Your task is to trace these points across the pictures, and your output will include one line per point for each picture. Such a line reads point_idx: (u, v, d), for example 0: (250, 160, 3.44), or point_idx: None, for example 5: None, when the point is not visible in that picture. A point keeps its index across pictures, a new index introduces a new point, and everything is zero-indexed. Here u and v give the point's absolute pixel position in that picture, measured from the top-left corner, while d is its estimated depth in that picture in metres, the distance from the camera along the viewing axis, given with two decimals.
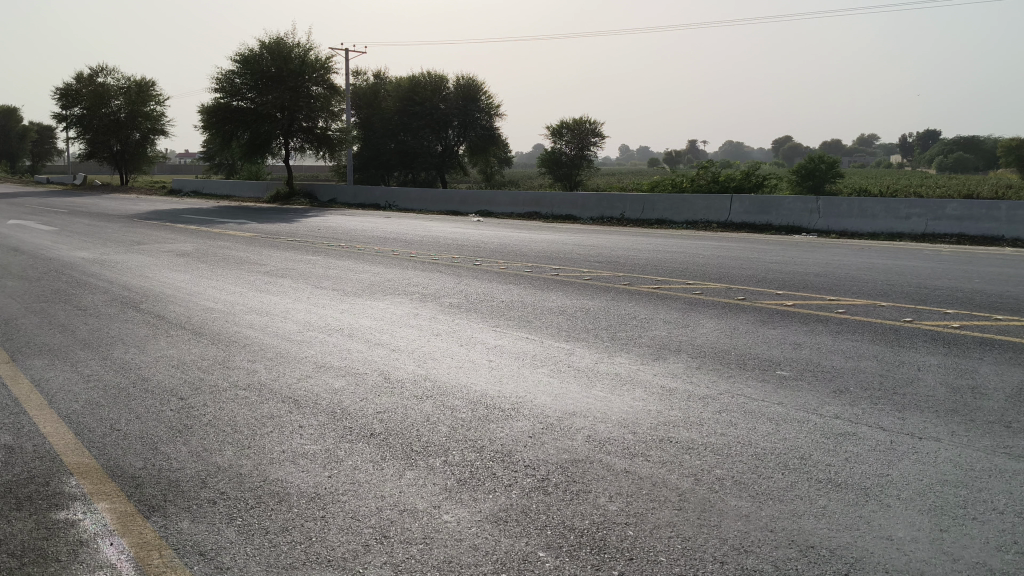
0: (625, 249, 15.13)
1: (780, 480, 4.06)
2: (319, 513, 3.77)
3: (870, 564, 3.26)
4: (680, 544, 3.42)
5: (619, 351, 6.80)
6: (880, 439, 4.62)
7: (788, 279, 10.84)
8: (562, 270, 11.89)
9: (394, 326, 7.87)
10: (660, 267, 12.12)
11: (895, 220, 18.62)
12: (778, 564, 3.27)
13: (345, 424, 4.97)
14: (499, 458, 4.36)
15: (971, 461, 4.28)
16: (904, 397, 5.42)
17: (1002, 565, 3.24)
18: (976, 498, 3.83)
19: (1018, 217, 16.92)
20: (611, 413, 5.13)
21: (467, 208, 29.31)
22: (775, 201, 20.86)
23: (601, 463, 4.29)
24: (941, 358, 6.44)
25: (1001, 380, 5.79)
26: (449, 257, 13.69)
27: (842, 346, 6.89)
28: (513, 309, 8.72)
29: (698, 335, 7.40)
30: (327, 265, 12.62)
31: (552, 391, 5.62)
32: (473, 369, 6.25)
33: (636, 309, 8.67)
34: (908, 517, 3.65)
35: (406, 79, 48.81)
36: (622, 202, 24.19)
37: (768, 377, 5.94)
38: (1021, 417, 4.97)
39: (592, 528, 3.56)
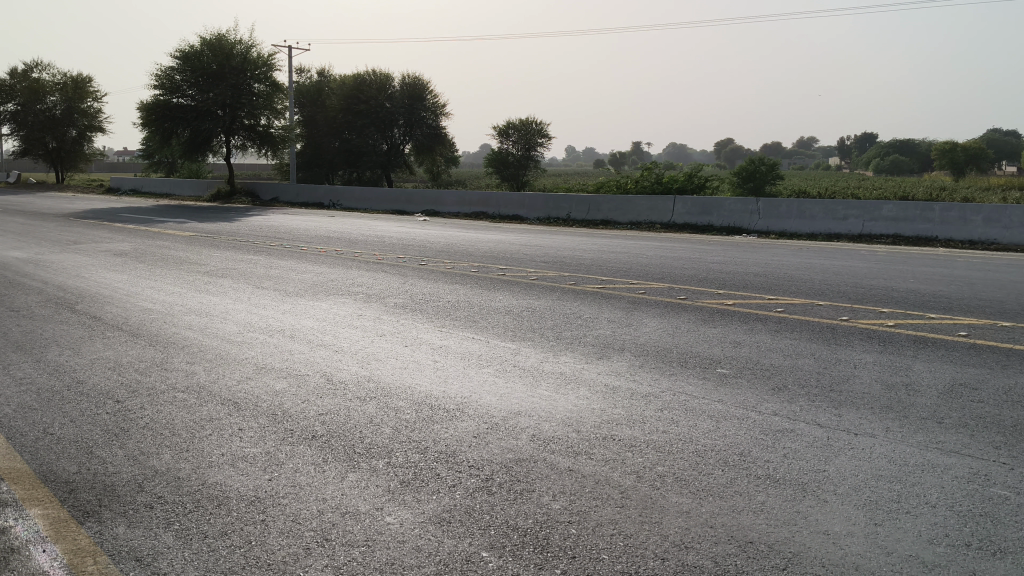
0: (570, 249, 15.19)
1: (720, 476, 4.12)
2: (259, 516, 3.71)
3: (808, 559, 3.31)
4: (622, 542, 3.44)
5: (563, 350, 6.81)
6: (818, 435, 4.71)
7: (729, 278, 11.01)
8: (508, 270, 11.89)
9: (337, 326, 7.82)
10: (605, 267, 12.21)
11: (832, 221, 19.04)
12: (718, 560, 3.31)
13: (287, 425, 4.91)
14: (443, 459, 4.34)
15: (904, 456, 4.39)
16: (840, 394, 5.54)
17: (934, 557, 3.32)
18: (910, 492, 3.93)
19: (951, 218, 17.42)
20: (555, 412, 5.13)
21: (412, 207, 29.18)
22: (716, 202, 21.14)
23: (545, 462, 4.29)
24: (877, 356, 6.59)
25: (933, 377, 5.94)
26: (395, 257, 13.62)
27: (781, 344, 7.01)
28: (458, 309, 8.70)
29: (641, 333, 7.47)
30: (269, 265, 12.46)
31: (497, 390, 5.61)
32: (417, 369, 6.22)
33: (580, 308, 8.72)
34: (844, 512, 3.72)
35: (351, 77, 48.31)
36: (567, 203, 24.28)
37: (710, 375, 6.02)
38: (952, 413, 5.11)
39: (535, 527, 3.56)
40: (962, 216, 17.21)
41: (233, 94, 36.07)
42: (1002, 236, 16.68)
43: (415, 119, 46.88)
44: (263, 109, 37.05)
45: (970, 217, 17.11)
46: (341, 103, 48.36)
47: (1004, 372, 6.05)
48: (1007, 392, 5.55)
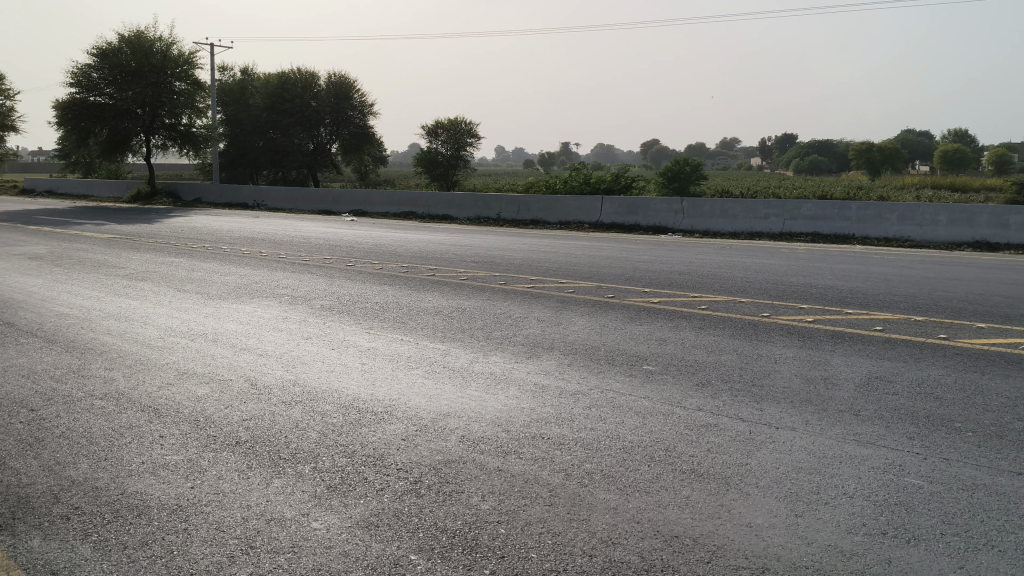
0: (500, 248, 15.19)
1: (646, 472, 4.18)
2: (181, 525, 3.63)
3: (732, 551, 3.38)
4: (550, 540, 3.46)
5: (493, 350, 6.82)
6: (740, 430, 4.81)
7: (655, 276, 11.18)
8: (438, 270, 11.87)
9: (261, 329, 7.69)
10: (534, 267, 12.26)
11: (754, 220, 19.44)
12: (645, 555, 3.35)
13: (210, 432, 4.81)
14: (370, 463, 4.30)
15: (823, 449, 4.50)
16: (761, 389, 5.66)
17: (852, 547, 3.42)
18: (828, 483, 4.04)
19: (867, 216, 17.97)
20: (485, 412, 5.14)
21: (339, 207, 28.88)
22: (643, 202, 21.41)
23: (474, 463, 4.29)
24: (796, 351, 6.75)
25: (850, 370, 6.12)
26: (322, 258, 13.46)
27: (705, 340, 7.15)
28: (386, 310, 8.63)
29: (570, 332, 7.53)
30: (191, 267, 12.20)
31: (426, 392, 5.59)
32: (344, 372, 6.16)
33: (509, 308, 8.74)
34: (766, 504, 3.81)
35: (275, 75, 47.46)
36: (497, 202, 24.28)
37: (637, 372, 6.09)
38: (869, 406, 5.28)
39: (464, 529, 3.55)
40: (878, 214, 17.82)
41: (153, 92, 35.17)
42: (915, 234, 17.33)
43: (341, 118, 46.27)
44: (184, 108, 36.16)
45: (885, 215, 17.73)
46: (266, 102, 47.51)
47: (916, 364, 6.28)
48: (920, 383, 5.76)
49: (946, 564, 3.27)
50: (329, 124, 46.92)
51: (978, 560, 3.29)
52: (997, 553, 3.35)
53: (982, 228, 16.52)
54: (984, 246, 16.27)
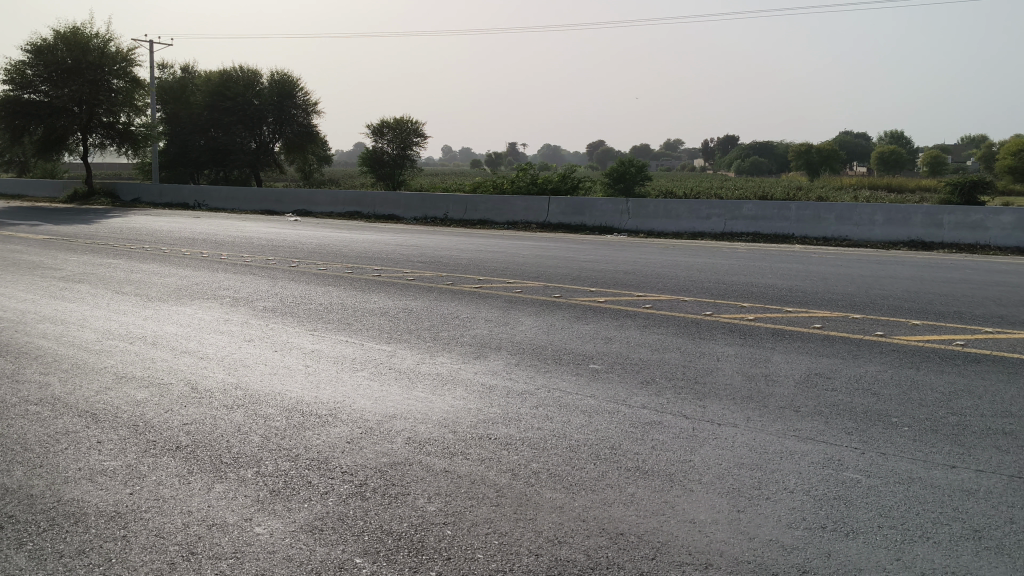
0: (446, 248, 15.15)
1: (593, 470, 4.20)
2: (119, 532, 3.55)
3: (676, 548, 3.41)
4: (496, 540, 3.46)
5: (440, 351, 6.81)
6: (684, 426, 4.87)
7: (600, 276, 11.25)
8: (384, 271, 11.79)
9: (202, 331, 7.56)
10: (481, 267, 12.26)
11: (697, 220, 19.69)
12: (590, 554, 3.36)
13: (149, 437, 4.71)
14: (315, 466, 4.26)
15: (765, 444, 4.59)
16: (704, 386, 5.73)
17: (793, 541, 3.48)
18: (769, 479, 4.11)
19: (806, 216, 18.33)
20: (431, 413, 5.13)
21: (283, 207, 28.53)
22: (589, 202, 21.54)
23: (420, 465, 4.27)
24: (737, 349, 6.86)
25: (790, 367, 6.23)
26: (265, 258, 13.29)
27: (649, 338, 7.22)
28: (331, 311, 8.56)
29: (517, 331, 7.54)
30: (130, 268, 11.94)
31: (371, 394, 5.54)
32: (288, 374, 6.08)
33: (456, 308, 8.73)
34: (709, 500, 3.86)
35: (216, 73, 46.72)
36: (443, 202, 24.22)
37: (582, 371, 6.13)
38: (809, 401, 5.38)
39: (410, 531, 3.54)
40: (817, 214, 18.19)
41: (90, 90, 34.33)
42: (853, 234, 17.72)
43: (285, 116, 45.72)
44: (123, 106, 35.40)
45: (824, 215, 18.11)
46: (207, 100, 46.70)
47: (853, 361, 6.42)
48: (858, 379, 5.90)
49: (882, 555, 3.35)
50: (272, 122, 46.33)
51: (913, 551, 3.38)
52: (932, 545, 3.43)
53: (916, 227, 16.97)
54: (918, 245, 16.71)
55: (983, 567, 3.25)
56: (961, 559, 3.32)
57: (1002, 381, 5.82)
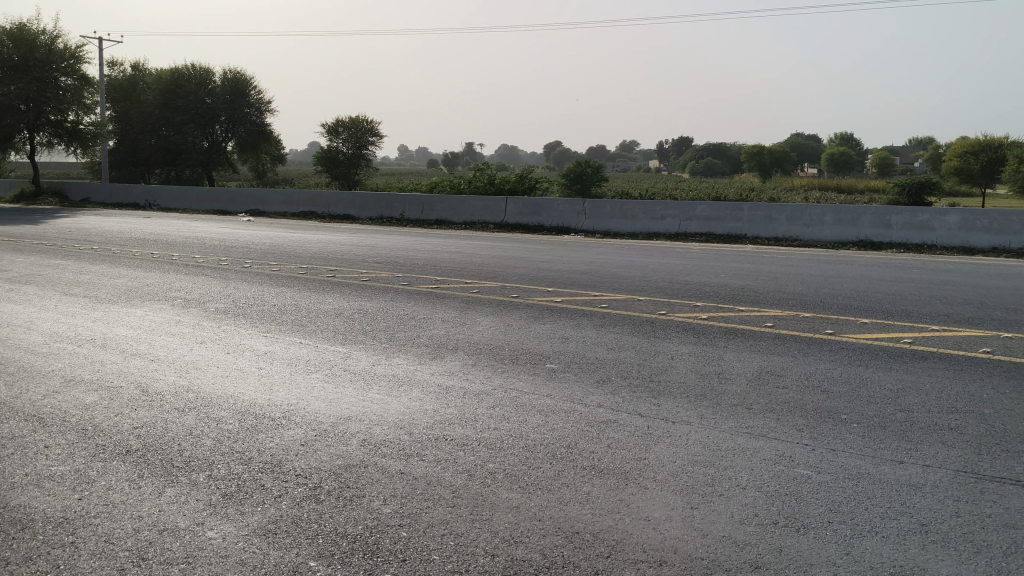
0: (402, 248, 15.09)
1: (548, 469, 4.22)
2: (67, 538, 3.48)
3: (630, 546, 3.44)
4: (452, 542, 3.46)
5: (396, 352, 6.78)
6: (639, 425, 4.91)
7: (557, 276, 11.29)
8: (339, 272, 11.72)
9: (153, 333, 7.44)
10: (437, 267, 12.23)
11: (652, 220, 19.88)
12: (546, 553, 3.38)
13: (98, 441, 4.63)
14: (268, 469, 4.22)
15: (718, 442, 4.64)
16: (659, 384, 5.78)
17: (745, 537, 3.53)
18: (723, 476, 4.16)
19: (757, 217, 18.58)
20: (387, 414, 5.11)
21: (236, 207, 28.20)
22: (545, 203, 21.58)
23: (375, 466, 4.25)
24: (691, 347, 6.93)
25: (742, 365, 6.31)
26: (218, 259, 13.11)
27: (605, 338, 7.27)
28: (284, 312, 8.48)
29: (474, 332, 7.53)
30: (78, 270, 11.70)
31: (326, 396, 5.50)
32: (240, 377, 6.01)
33: (412, 309, 8.70)
34: (663, 498, 3.89)
35: (167, 72, 45.93)
36: (399, 202, 24.13)
37: (539, 370, 6.16)
38: (760, 399, 5.46)
39: (364, 533, 3.52)
40: (768, 215, 18.44)
41: (38, 88, 33.59)
42: (804, 234, 18.00)
43: (238, 116, 45.20)
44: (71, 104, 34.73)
45: (775, 216, 18.37)
46: (159, 99, 45.84)
47: (804, 359, 6.52)
48: (808, 376, 6.00)
49: (832, 550, 3.41)
50: (225, 121, 45.77)
51: (863, 546, 3.44)
52: (881, 539, 3.51)
53: (865, 227, 17.29)
54: (868, 244, 17.03)
55: (931, 560, 3.32)
56: (910, 552, 3.40)
57: (948, 377, 5.96)
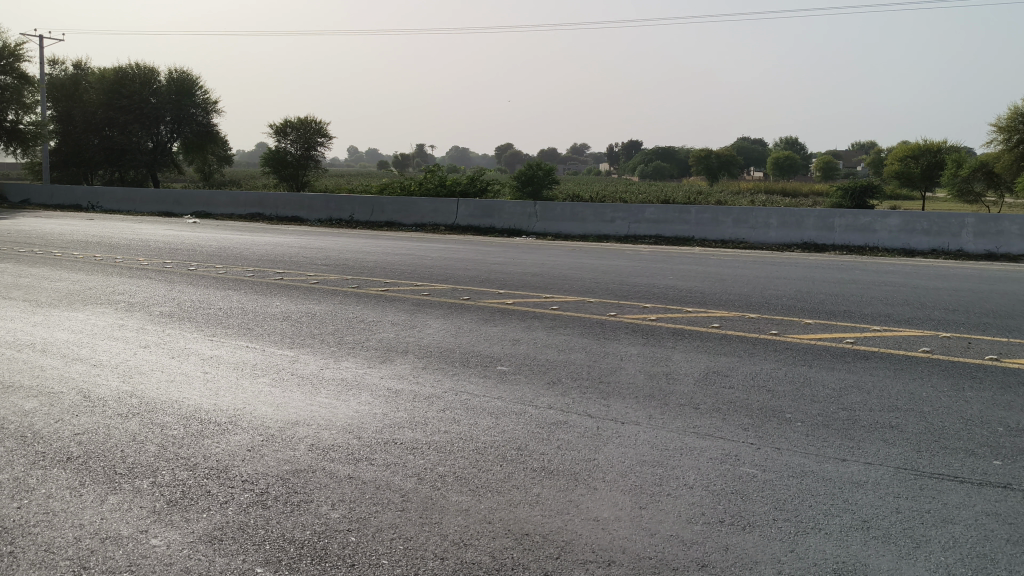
0: (352, 251, 14.98)
1: (498, 472, 4.23)
2: (6, 548, 3.40)
3: (580, 546, 3.46)
4: (401, 545, 3.44)
5: (345, 355, 6.73)
6: (589, 426, 4.94)
7: (508, 278, 11.31)
8: (287, 274, 11.59)
9: (96, 338, 7.29)
10: (387, 270, 12.16)
11: (602, 223, 20.03)
12: (496, 555, 3.38)
13: (38, 449, 4.52)
14: (214, 475, 4.16)
15: (665, 442, 4.69)
16: (608, 385, 5.83)
17: (692, 536, 3.57)
18: (670, 475, 4.21)
19: (705, 219, 18.83)
20: (335, 419, 5.06)
21: (181, 208, 27.77)
22: (496, 205, 21.58)
23: (323, 471, 4.21)
24: (640, 348, 7.00)
25: (690, 366, 6.37)
26: (163, 262, 12.89)
27: (555, 340, 7.29)
28: (231, 316, 8.36)
29: (424, 335, 7.52)
30: (17, 273, 11.39)
31: (273, 401, 5.44)
32: (185, 382, 5.91)
33: (362, 312, 8.64)
34: (613, 499, 3.92)
35: (109, 71, 44.75)
36: (349, 204, 23.98)
37: (490, 373, 6.15)
38: (707, 399, 5.53)
39: (312, 539, 3.49)
40: (715, 218, 18.67)
41: None
42: (750, 236, 18.26)
43: (185, 116, 45.08)
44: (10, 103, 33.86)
45: (721, 219, 18.61)
46: (101, 100, 44.34)
47: (750, 359, 6.62)
48: (753, 376, 6.09)
49: (777, 548, 3.47)
50: (171, 121, 45.20)
51: (806, 542, 3.51)
52: (824, 536, 3.58)
53: (809, 230, 17.60)
54: (812, 247, 17.34)
55: (872, 556, 3.40)
56: (852, 548, 3.47)
57: (889, 377, 6.09)
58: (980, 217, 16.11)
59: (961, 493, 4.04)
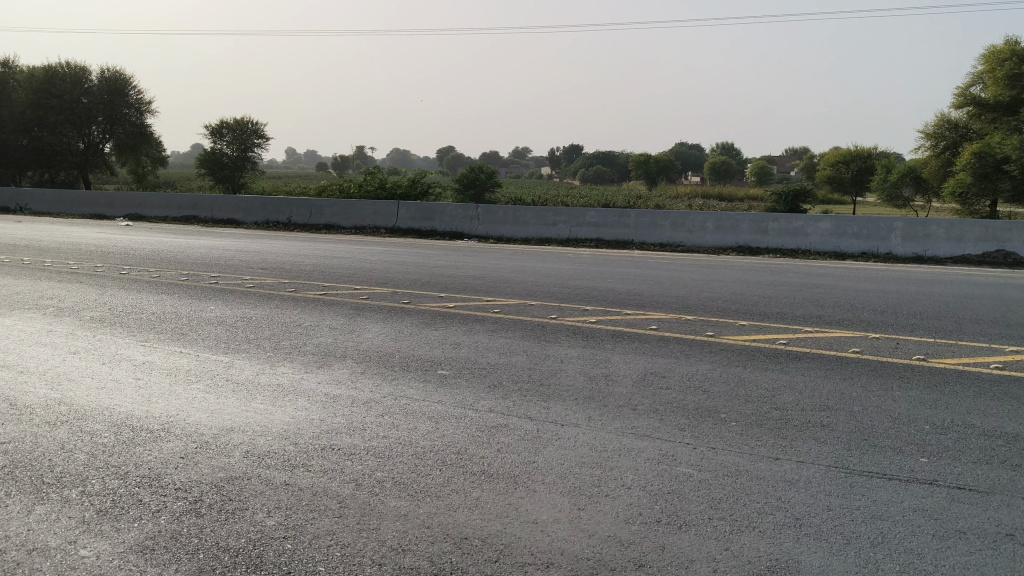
0: (290, 254, 14.78)
1: (437, 476, 4.22)
2: None
3: (518, 549, 3.48)
4: (338, 552, 3.42)
5: (281, 361, 6.64)
6: (529, 428, 4.96)
7: (449, 281, 11.31)
8: (222, 278, 11.40)
9: (22, 344, 7.07)
10: (326, 273, 12.04)
11: (543, 226, 20.13)
12: (434, 560, 3.38)
13: None
14: (146, 484, 4.07)
15: (604, 443, 4.73)
16: (547, 388, 5.87)
17: (629, 535, 3.62)
18: (608, 476, 4.25)
19: (644, 223, 19.04)
20: (271, 425, 5.00)
21: (113, 211, 27.13)
22: (437, 208, 21.51)
23: (258, 478, 4.16)
24: (580, 350, 7.06)
25: (628, 368, 6.45)
26: (94, 266, 12.56)
27: (496, 343, 7.30)
28: (164, 321, 8.20)
29: (363, 339, 7.46)
30: None
31: (208, 407, 5.35)
32: (116, 388, 5.77)
33: (300, 316, 8.54)
34: (551, 500, 3.95)
35: (38, 69, 42.81)
36: (287, 207, 23.71)
37: (430, 377, 6.13)
38: (646, 400, 5.60)
39: (248, 547, 3.44)
40: (653, 221, 18.90)
41: None
42: (687, 239, 18.54)
43: (117, 116, 44.33)
44: None
45: (660, 222, 18.85)
46: (29, 99, 42.35)
47: (687, 360, 6.73)
48: (690, 377, 6.18)
49: (713, 546, 3.52)
50: (103, 121, 44.24)
51: (740, 541, 3.58)
52: (758, 534, 3.64)
53: (744, 233, 17.93)
54: (747, 250, 17.66)
55: (805, 553, 3.47)
56: (784, 545, 3.54)
57: (821, 377, 6.23)
58: (907, 221, 16.56)
59: (890, 489, 4.16)
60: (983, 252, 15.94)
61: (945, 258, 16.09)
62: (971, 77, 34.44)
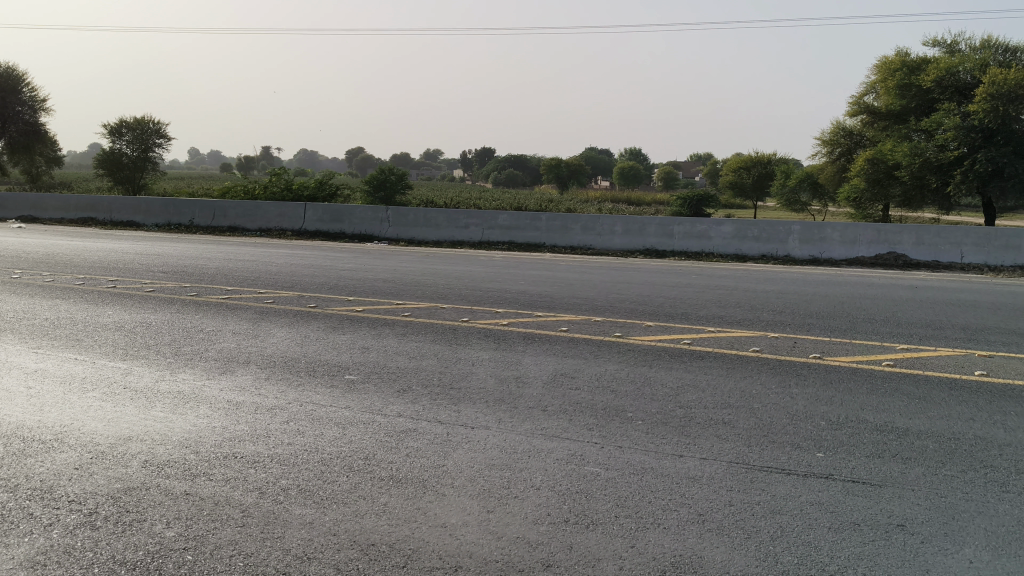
0: (192, 257, 14.40)
1: (344, 483, 4.17)
2: None
3: (426, 554, 3.47)
4: (241, 562, 3.35)
5: (182, 367, 6.46)
6: (438, 432, 4.96)
7: (359, 284, 11.20)
8: (121, 281, 11.03)
9: None
10: (230, 276, 11.78)
11: (455, 228, 20.11)
12: (340, 567, 3.34)
13: None
14: (38, 497, 3.91)
15: (514, 445, 4.76)
16: (457, 390, 5.88)
17: (537, 536, 3.65)
18: (517, 478, 4.28)
19: (555, 226, 19.21)
20: (171, 434, 4.86)
21: (4, 212, 25.92)
22: (346, 210, 21.27)
23: (158, 488, 4.04)
24: (491, 352, 7.08)
25: (538, 369, 6.52)
26: None
27: (406, 347, 7.26)
28: (58, 327, 7.87)
29: (268, 344, 7.32)
30: None
31: (105, 416, 5.17)
32: (5, 398, 5.51)
33: (203, 321, 8.33)
34: (459, 503, 3.97)
35: None
36: (190, 209, 23.11)
37: (338, 382, 6.05)
38: (556, 400, 5.66)
39: (145, 559, 3.35)
40: (564, 225, 19.13)
41: None
42: (596, 242, 18.83)
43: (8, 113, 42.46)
44: None
45: (570, 226, 19.09)
46: None
47: (595, 360, 6.83)
48: (598, 377, 6.27)
49: (619, 544, 3.59)
50: None
51: (646, 538, 3.65)
52: (662, 530, 3.72)
53: (651, 236, 18.31)
54: (654, 252, 18.01)
55: (707, 548, 3.56)
56: (688, 541, 3.62)
57: (722, 375, 6.39)
58: (805, 224, 17.11)
59: (788, 484, 4.30)
60: (876, 253, 16.60)
61: (840, 260, 16.69)
62: (864, 86, 35.87)
